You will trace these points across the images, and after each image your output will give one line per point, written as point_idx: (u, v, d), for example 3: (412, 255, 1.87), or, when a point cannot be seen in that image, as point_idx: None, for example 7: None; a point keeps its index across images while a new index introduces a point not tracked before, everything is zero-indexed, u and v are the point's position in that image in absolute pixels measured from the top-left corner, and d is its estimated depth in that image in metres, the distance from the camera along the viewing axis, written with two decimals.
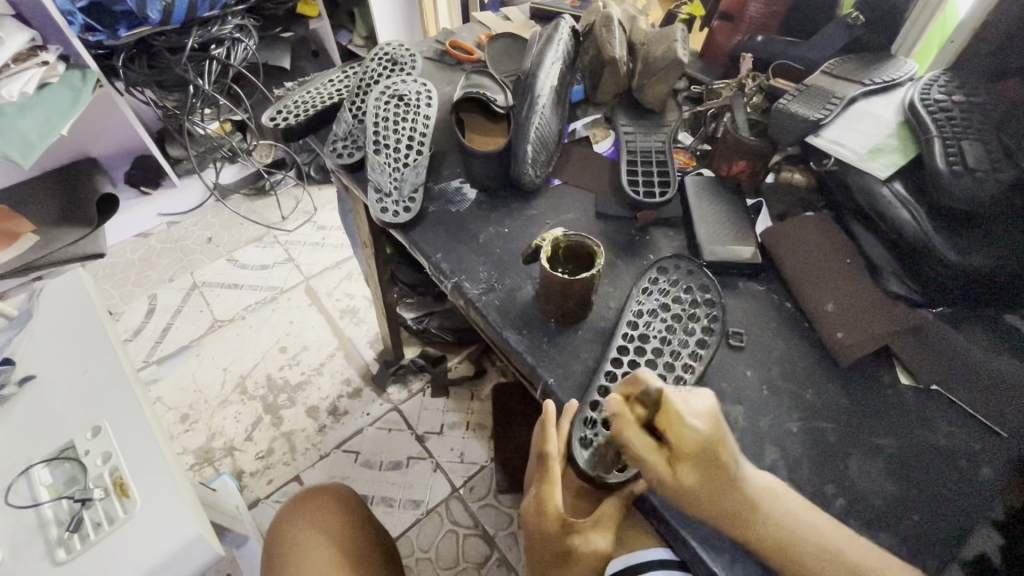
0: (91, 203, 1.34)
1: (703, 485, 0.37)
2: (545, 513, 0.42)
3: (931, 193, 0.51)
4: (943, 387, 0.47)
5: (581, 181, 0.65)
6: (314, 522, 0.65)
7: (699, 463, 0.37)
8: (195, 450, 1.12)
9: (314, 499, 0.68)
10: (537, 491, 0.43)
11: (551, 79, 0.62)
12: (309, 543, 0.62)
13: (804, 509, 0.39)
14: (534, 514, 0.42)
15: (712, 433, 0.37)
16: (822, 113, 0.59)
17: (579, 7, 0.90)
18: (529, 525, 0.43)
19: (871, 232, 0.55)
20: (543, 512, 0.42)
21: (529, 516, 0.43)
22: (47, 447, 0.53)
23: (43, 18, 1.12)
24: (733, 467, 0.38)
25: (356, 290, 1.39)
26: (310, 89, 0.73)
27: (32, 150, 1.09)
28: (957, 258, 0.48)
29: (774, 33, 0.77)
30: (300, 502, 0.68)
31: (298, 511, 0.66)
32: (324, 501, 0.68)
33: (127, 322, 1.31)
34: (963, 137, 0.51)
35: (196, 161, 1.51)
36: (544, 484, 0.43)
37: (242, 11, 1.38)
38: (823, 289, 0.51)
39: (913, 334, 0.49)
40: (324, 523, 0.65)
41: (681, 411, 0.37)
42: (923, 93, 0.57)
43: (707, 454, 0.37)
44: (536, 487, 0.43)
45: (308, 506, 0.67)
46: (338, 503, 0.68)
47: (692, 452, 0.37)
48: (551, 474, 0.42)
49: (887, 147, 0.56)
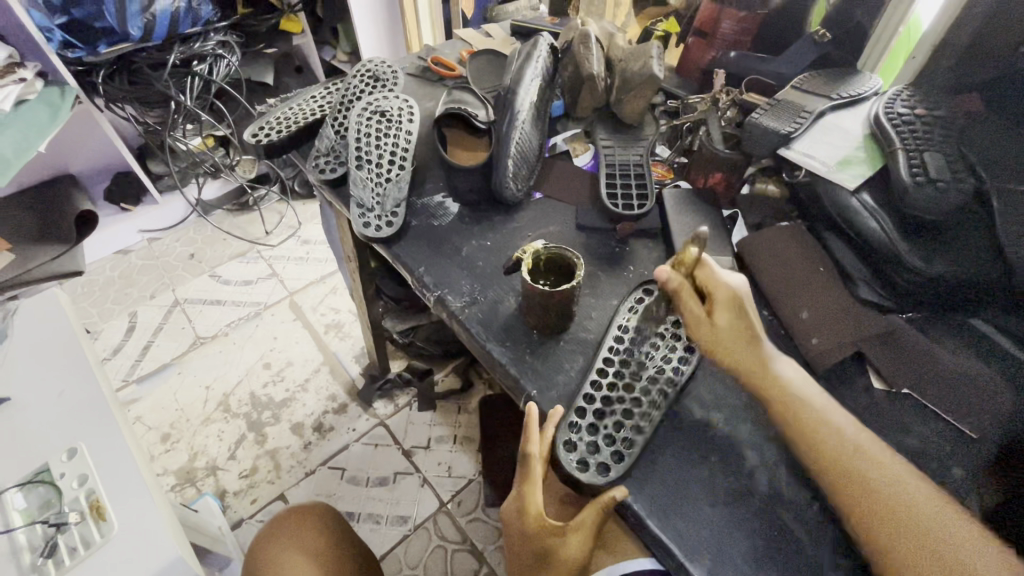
0: (69, 220, 1.33)
1: (729, 333, 0.45)
2: (525, 513, 0.43)
3: (898, 204, 0.54)
4: (916, 392, 0.48)
5: (562, 195, 0.66)
6: (315, 556, 0.62)
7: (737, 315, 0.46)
8: (177, 470, 1.10)
9: (310, 526, 0.66)
10: (519, 491, 0.44)
11: (531, 95, 0.63)
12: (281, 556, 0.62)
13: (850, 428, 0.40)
14: (515, 515, 0.43)
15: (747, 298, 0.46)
16: (793, 126, 0.61)
17: (558, 25, 0.92)
18: (512, 525, 0.44)
19: (840, 240, 0.57)
20: (523, 512, 0.43)
21: (510, 516, 0.44)
22: (22, 470, 0.51)
23: (21, 34, 1.11)
24: (755, 330, 0.45)
25: (341, 304, 1.38)
26: (292, 105, 0.74)
27: (9, 168, 1.07)
28: (923, 266, 0.50)
29: (747, 48, 0.80)
30: (293, 522, 0.67)
31: (293, 532, 0.65)
32: (296, 519, 0.67)
33: (106, 341, 1.29)
34: (925, 149, 0.53)
35: (178, 177, 1.49)
36: (526, 482, 0.43)
37: (225, 28, 1.38)
38: (798, 297, 0.53)
39: (883, 339, 0.50)
40: (298, 536, 0.65)
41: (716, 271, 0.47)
42: (887, 106, 0.59)
43: (735, 307, 0.46)
44: (517, 487, 0.44)
45: (308, 535, 0.65)
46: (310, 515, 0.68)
47: (727, 301, 0.46)
48: (532, 477, 0.43)
49: (855, 158, 0.58)
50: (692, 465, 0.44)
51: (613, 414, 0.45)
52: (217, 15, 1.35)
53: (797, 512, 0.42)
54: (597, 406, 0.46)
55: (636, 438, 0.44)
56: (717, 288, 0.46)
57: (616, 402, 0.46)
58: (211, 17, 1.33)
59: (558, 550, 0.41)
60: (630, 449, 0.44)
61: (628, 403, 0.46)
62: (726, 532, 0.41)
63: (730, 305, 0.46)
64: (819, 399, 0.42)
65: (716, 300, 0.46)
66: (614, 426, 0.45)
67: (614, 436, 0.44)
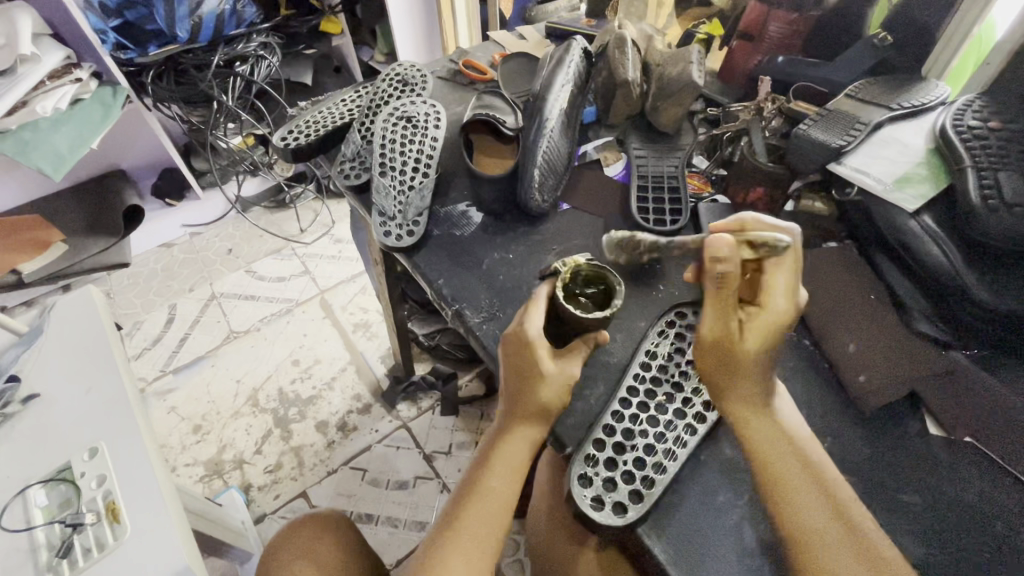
0: (117, 214, 1.39)
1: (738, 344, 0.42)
2: (509, 370, 0.45)
3: (963, 226, 0.48)
4: (977, 439, 0.43)
5: (590, 207, 0.63)
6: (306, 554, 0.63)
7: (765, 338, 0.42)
8: (206, 461, 1.13)
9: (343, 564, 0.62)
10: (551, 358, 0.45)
11: (561, 102, 0.60)
12: (278, 551, 0.65)
13: (802, 440, 0.41)
14: (532, 357, 0.44)
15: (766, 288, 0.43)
16: (845, 139, 0.56)
17: (596, 27, 0.89)
18: (517, 354, 0.44)
19: (896, 267, 0.52)
20: (509, 372, 0.45)
21: (523, 350, 0.44)
22: (46, 467, 0.52)
23: (78, 36, 1.16)
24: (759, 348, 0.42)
25: (370, 304, 1.39)
26: (321, 108, 0.73)
27: (63, 163, 1.14)
28: (991, 300, 0.45)
29: (796, 53, 0.74)
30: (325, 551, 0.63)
31: (321, 561, 0.62)
32: (304, 522, 0.68)
33: (146, 332, 1.34)
34: (999, 168, 0.48)
35: (218, 174, 1.53)
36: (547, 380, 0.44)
37: (268, 30, 1.41)
38: (845, 328, 0.48)
39: (943, 379, 0.45)
40: (295, 533, 0.66)
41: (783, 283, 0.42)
42: (956, 119, 0.54)
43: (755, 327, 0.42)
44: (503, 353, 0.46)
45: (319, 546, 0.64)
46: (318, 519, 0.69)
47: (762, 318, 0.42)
48: (526, 361, 0.44)
49: (916, 176, 0.53)
50: (719, 508, 0.41)
51: (634, 449, 0.43)
52: (260, 17, 1.38)
53: None
54: (617, 439, 0.43)
55: (657, 477, 0.41)
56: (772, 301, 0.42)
57: (638, 436, 0.43)
58: (254, 19, 1.36)
59: (536, 411, 0.44)
60: (650, 490, 0.40)
61: (650, 438, 0.43)
62: None
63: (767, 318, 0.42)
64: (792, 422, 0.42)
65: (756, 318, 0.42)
66: (634, 462, 0.42)
67: (633, 472, 0.41)
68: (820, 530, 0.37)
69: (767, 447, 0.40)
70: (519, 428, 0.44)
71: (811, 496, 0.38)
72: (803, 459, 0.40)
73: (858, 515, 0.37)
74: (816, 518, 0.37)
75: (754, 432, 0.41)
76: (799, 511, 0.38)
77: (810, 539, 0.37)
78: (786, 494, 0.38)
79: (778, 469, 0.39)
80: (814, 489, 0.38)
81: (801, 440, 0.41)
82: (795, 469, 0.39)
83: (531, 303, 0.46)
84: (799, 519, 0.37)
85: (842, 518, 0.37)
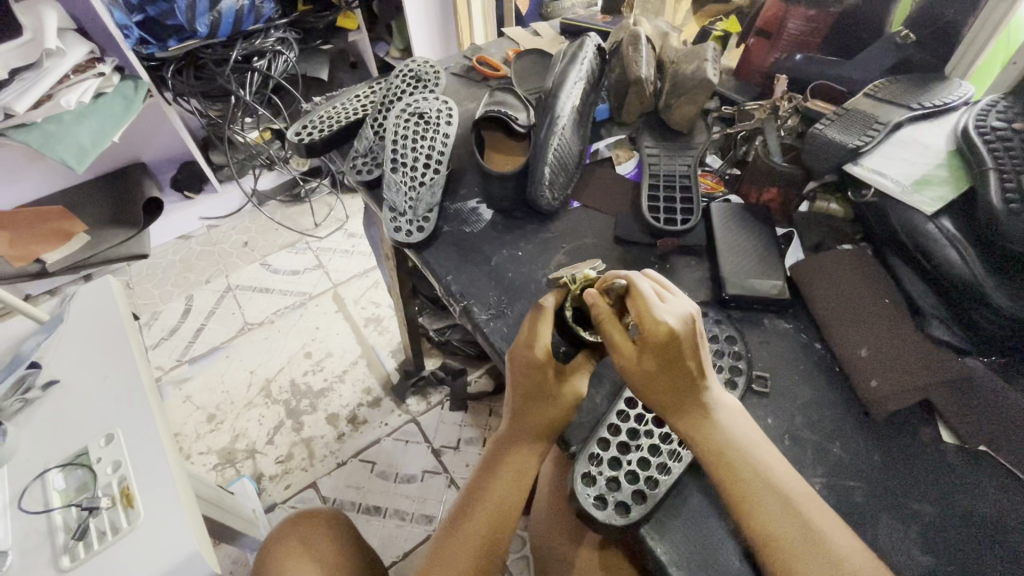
0: (138, 206, 1.42)
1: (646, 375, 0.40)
2: (514, 380, 0.44)
3: (983, 230, 0.47)
4: (992, 449, 0.42)
5: (601, 205, 0.62)
6: (308, 548, 0.64)
7: (664, 362, 0.40)
8: (220, 450, 1.15)
9: (343, 561, 0.64)
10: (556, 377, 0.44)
11: (573, 99, 0.60)
12: (281, 542, 0.66)
13: (759, 452, 0.39)
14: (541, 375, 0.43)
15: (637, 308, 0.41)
16: (862, 139, 0.55)
17: (611, 23, 0.88)
18: (525, 372, 0.44)
19: (912, 270, 0.51)
20: (514, 383, 0.45)
21: (530, 368, 0.44)
22: (64, 452, 0.54)
23: (101, 31, 1.18)
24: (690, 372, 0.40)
25: (382, 298, 1.40)
26: (335, 104, 0.74)
27: (85, 156, 1.17)
28: (1010, 307, 0.44)
29: (814, 51, 0.73)
30: (327, 546, 0.65)
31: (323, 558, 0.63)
32: (310, 517, 0.69)
33: (164, 322, 1.36)
34: (1022, 170, 0.47)
35: (236, 168, 1.55)
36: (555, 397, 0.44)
37: (285, 25, 1.42)
38: (856, 332, 0.48)
39: (959, 387, 0.44)
40: (299, 527, 0.67)
41: (655, 308, 0.40)
42: (979, 119, 0.52)
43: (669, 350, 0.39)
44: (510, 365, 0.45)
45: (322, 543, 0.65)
46: (324, 517, 0.70)
47: (659, 340, 0.39)
48: (542, 377, 0.43)
49: (935, 178, 0.52)
50: (723, 511, 0.41)
51: (639, 449, 0.42)
52: (278, 12, 1.40)
53: None
54: (622, 439, 0.43)
55: (661, 478, 0.41)
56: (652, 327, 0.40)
57: (643, 436, 0.43)
58: (273, 15, 1.37)
59: (545, 422, 0.44)
60: (654, 490, 0.40)
61: (656, 438, 0.43)
62: None
63: (658, 343, 0.39)
64: (745, 434, 0.40)
65: (647, 339, 0.40)
66: (639, 462, 0.42)
67: (638, 473, 0.41)
68: (789, 543, 0.35)
69: (727, 462, 0.39)
70: (525, 438, 0.44)
71: (776, 510, 0.37)
72: (765, 475, 0.38)
73: (829, 529, 0.36)
74: (783, 531, 0.36)
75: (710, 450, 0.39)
76: (767, 526, 0.36)
77: (781, 554, 0.35)
78: (755, 507, 0.37)
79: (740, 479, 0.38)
80: (778, 502, 0.37)
81: (757, 452, 0.39)
82: (757, 482, 0.38)
83: (538, 315, 0.44)
84: (767, 534, 0.36)
85: (808, 530, 0.36)
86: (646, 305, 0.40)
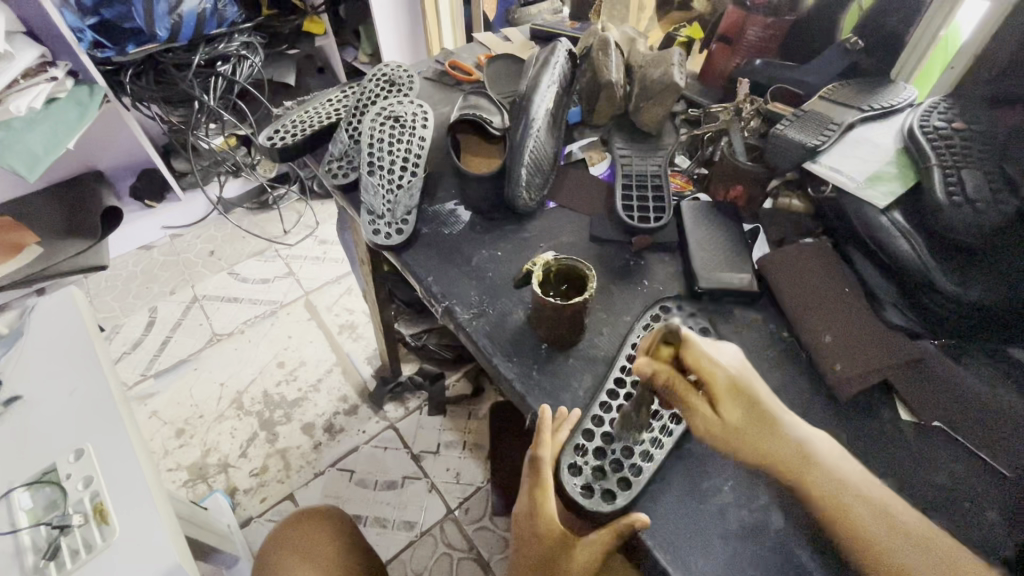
0: (94, 216, 1.36)
1: (742, 420, 0.41)
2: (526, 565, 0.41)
3: (930, 222, 0.51)
4: (945, 425, 0.45)
5: (576, 204, 0.64)
6: (296, 542, 0.65)
7: (746, 406, 0.41)
8: (190, 466, 1.11)
9: (341, 556, 0.64)
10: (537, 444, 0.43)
11: (547, 102, 0.62)
12: (282, 532, 0.67)
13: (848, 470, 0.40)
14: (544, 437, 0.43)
15: (712, 352, 0.43)
16: (820, 139, 0.59)
17: (579, 29, 0.90)
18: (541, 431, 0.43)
19: (868, 259, 0.55)
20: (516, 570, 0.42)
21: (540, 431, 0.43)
22: (30, 470, 0.52)
23: (53, 34, 1.14)
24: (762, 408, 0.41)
25: (355, 305, 1.39)
26: (308, 108, 0.74)
27: (38, 163, 1.12)
28: (955, 291, 0.47)
29: (772, 56, 0.77)
30: (326, 543, 0.65)
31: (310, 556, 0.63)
32: (314, 512, 0.69)
33: (126, 336, 1.31)
34: (962, 166, 0.51)
35: (200, 175, 1.50)
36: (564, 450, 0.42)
37: (250, 29, 1.39)
38: (821, 320, 0.50)
39: (913, 366, 0.48)
40: (299, 521, 0.68)
41: (713, 355, 0.42)
42: (923, 119, 0.57)
43: (744, 397, 0.42)
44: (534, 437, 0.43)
45: (309, 538, 0.65)
46: (326, 513, 0.70)
47: (727, 390, 0.42)
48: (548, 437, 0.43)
49: (886, 174, 0.56)
50: (704, 494, 0.42)
51: (622, 438, 0.44)
52: (242, 16, 1.37)
53: (814, 548, 0.40)
54: (606, 429, 0.44)
55: (645, 465, 0.42)
56: (715, 372, 0.42)
57: (626, 426, 0.45)
58: (236, 19, 1.35)
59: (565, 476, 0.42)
60: (639, 476, 0.42)
61: (638, 427, 0.44)
62: (736, 565, 0.39)
63: (732, 391, 0.42)
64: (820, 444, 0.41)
65: (716, 388, 0.42)
66: (622, 450, 0.43)
67: (621, 461, 0.43)
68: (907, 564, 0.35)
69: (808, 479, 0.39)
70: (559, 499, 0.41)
71: (880, 527, 0.37)
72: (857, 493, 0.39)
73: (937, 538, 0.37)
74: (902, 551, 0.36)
75: (786, 464, 0.40)
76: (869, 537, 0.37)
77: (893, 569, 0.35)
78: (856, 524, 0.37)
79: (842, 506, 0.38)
80: (871, 513, 0.38)
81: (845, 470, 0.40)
82: (853, 505, 0.38)
83: (539, 486, 0.41)
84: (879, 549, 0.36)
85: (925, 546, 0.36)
86: (702, 352, 0.42)
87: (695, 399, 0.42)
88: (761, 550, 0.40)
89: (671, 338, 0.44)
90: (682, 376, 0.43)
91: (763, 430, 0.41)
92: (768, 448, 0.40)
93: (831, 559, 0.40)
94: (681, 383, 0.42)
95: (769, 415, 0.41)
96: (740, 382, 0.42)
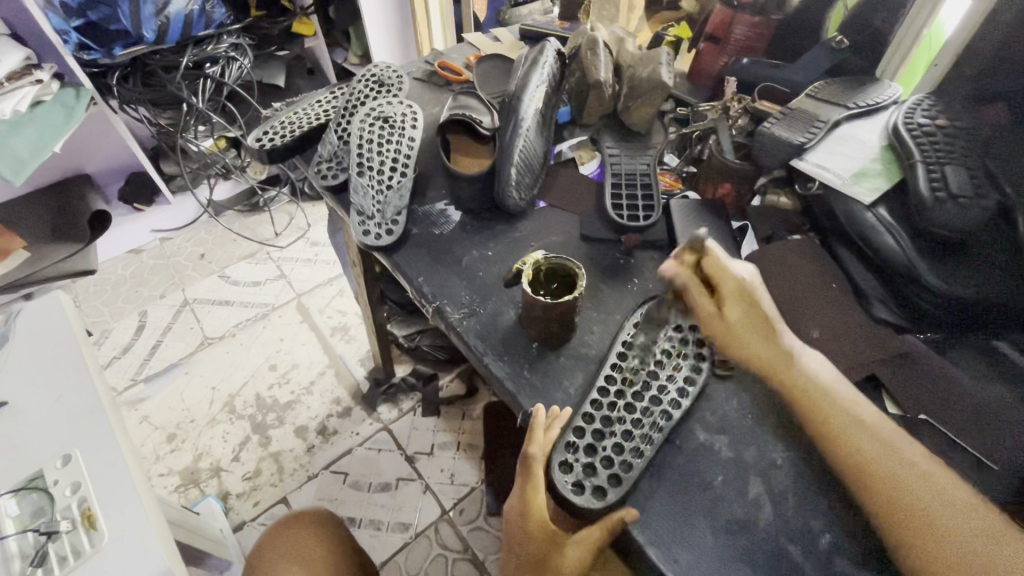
0: (82, 220, 1.34)
1: (742, 325, 0.45)
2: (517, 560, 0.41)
3: (916, 219, 0.52)
4: (931, 417, 0.45)
5: (566, 204, 0.64)
6: (292, 541, 0.65)
7: (746, 311, 0.46)
8: (182, 470, 1.10)
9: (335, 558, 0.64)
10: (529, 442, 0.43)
11: (536, 102, 0.62)
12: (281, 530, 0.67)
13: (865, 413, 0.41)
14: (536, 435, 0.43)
15: (722, 261, 0.46)
16: (806, 136, 0.59)
17: (568, 29, 0.91)
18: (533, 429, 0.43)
19: (854, 255, 0.55)
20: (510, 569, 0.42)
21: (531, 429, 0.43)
22: (16, 476, 0.51)
23: (38, 36, 1.12)
24: (768, 319, 0.45)
25: (348, 307, 1.38)
26: (297, 109, 0.73)
27: (24, 167, 1.10)
28: (941, 287, 0.49)
29: (759, 55, 0.78)
30: (322, 551, 0.64)
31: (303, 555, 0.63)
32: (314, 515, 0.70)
33: (115, 341, 1.30)
34: (945, 163, 0.52)
35: (189, 178, 1.49)
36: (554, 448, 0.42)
37: (238, 31, 1.38)
38: (809, 316, 0.51)
39: (898, 361, 0.48)
40: (299, 521, 0.68)
41: (724, 261, 0.46)
42: (907, 116, 0.58)
43: (747, 299, 0.46)
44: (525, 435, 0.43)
45: (305, 539, 0.66)
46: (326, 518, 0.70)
47: (733, 294, 0.46)
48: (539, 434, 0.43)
49: (871, 171, 0.56)
50: (694, 491, 0.43)
51: (613, 435, 0.44)
52: (230, 18, 1.36)
53: (804, 541, 0.40)
54: (596, 426, 0.44)
55: (635, 462, 0.42)
56: (724, 277, 0.46)
57: (616, 423, 0.45)
58: (224, 20, 1.34)
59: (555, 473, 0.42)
60: (629, 473, 0.42)
61: (628, 424, 0.44)
62: (726, 560, 0.40)
63: (740, 297, 0.46)
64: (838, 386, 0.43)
65: (725, 293, 0.46)
66: (613, 447, 0.43)
67: (612, 458, 0.43)
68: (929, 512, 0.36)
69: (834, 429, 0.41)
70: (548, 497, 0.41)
71: (900, 472, 0.38)
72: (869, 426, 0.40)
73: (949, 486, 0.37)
74: (919, 494, 0.37)
75: (814, 406, 0.42)
76: (889, 486, 0.38)
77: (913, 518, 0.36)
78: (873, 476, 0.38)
79: (829, 415, 0.41)
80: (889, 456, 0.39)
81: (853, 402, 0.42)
82: (874, 453, 0.39)
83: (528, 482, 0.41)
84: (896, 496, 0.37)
85: (941, 494, 0.37)
86: (719, 261, 0.46)
87: (705, 300, 0.46)
88: (750, 544, 0.40)
89: (695, 250, 0.46)
90: (701, 286, 0.47)
91: (768, 349, 0.44)
92: (759, 351, 0.45)
93: (819, 550, 0.40)
94: (698, 293, 0.47)
95: (771, 330, 0.45)
96: (748, 295, 0.46)
